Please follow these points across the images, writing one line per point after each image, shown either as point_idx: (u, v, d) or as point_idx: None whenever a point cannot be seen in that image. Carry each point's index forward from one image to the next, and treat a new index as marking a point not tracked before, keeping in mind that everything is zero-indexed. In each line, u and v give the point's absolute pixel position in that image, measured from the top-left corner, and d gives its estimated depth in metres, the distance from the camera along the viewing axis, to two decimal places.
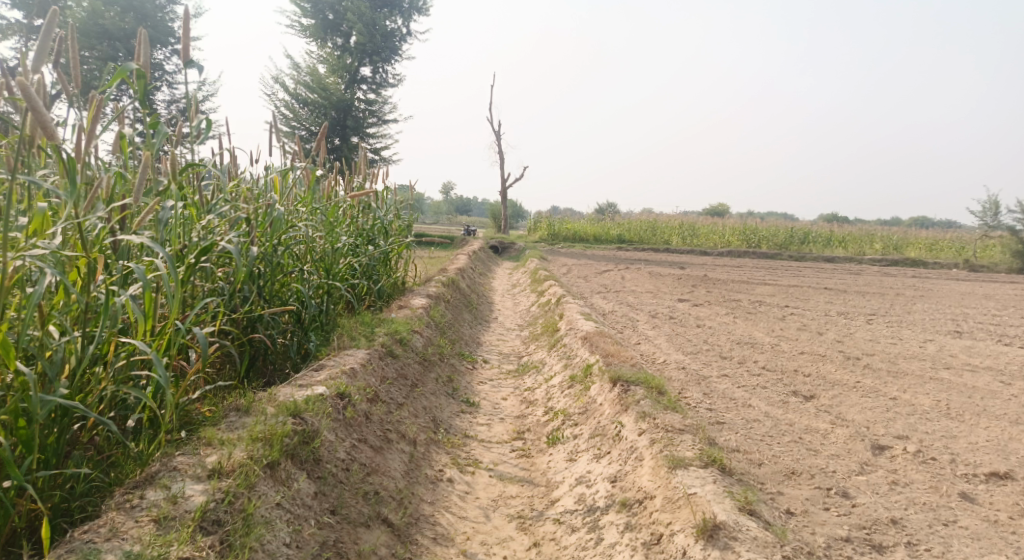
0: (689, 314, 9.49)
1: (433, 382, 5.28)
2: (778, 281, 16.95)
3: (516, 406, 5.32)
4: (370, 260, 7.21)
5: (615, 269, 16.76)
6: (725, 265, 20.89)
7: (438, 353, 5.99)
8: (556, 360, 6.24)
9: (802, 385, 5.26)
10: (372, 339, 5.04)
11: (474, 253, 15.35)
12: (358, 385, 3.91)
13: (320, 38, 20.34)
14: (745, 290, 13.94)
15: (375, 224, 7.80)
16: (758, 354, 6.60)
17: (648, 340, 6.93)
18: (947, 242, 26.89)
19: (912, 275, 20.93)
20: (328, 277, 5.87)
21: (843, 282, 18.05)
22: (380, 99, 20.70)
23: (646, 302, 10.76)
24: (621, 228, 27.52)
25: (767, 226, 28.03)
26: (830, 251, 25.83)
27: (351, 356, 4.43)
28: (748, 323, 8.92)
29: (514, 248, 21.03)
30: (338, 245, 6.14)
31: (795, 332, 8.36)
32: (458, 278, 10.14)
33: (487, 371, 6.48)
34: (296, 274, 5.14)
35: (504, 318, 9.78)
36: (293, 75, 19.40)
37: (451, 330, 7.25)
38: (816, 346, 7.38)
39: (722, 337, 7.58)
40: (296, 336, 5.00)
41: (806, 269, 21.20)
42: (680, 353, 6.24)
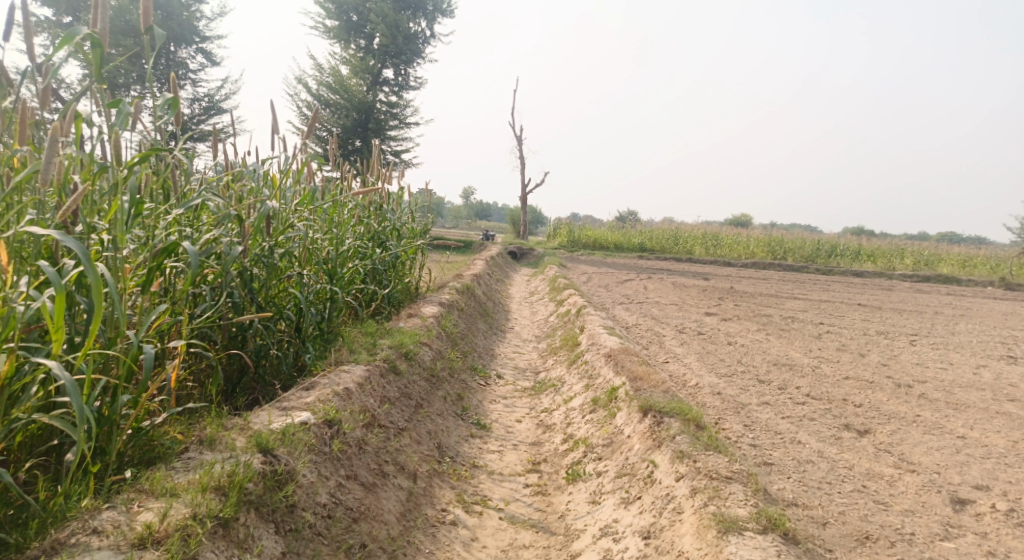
0: (718, 331, 8.89)
1: (440, 401, 4.77)
2: (807, 296, 16.23)
3: (532, 431, 4.79)
4: (379, 264, 6.76)
5: (637, 279, 16.17)
6: (750, 277, 20.22)
7: (447, 369, 5.48)
8: (577, 379, 5.70)
9: (853, 418, 4.68)
10: (374, 351, 4.57)
11: (491, 258, 14.84)
12: (352, 410, 3.41)
13: (343, 39, 20.04)
14: (774, 304, 13.30)
15: (385, 226, 7.32)
16: (798, 378, 6.01)
17: (677, 358, 6.37)
18: (981, 259, 25.93)
19: (946, 292, 20.06)
20: (330, 283, 5.43)
21: (874, 298, 17.27)
22: (402, 101, 20.34)
23: (672, 315, 10.17)
24: (643, 237, 26.92)
25: (794, 237, 27.24)
26: (858, 265, 25.03)
27: (348, 373, 3.95)
28: (783, 342, 8.31)
29: (533, 253, 20.50)
30: (342, 248, 5.73)
31: (835, 354, 7.74)
32: (474, 285, 9.64)
33: (500, 388, 5.96)
34: (293, 277, 4.74)
35: (521, 329, 9.25)
36: (316, 75, 19.11)
37: (463, 341, 6.73)
38: (860, 370, 6.76)
39: (757, 357, 6.99)
40: (292, 347, 4.59)
41: (835, 283, 20.46)
42: (713, 375, 5.68)
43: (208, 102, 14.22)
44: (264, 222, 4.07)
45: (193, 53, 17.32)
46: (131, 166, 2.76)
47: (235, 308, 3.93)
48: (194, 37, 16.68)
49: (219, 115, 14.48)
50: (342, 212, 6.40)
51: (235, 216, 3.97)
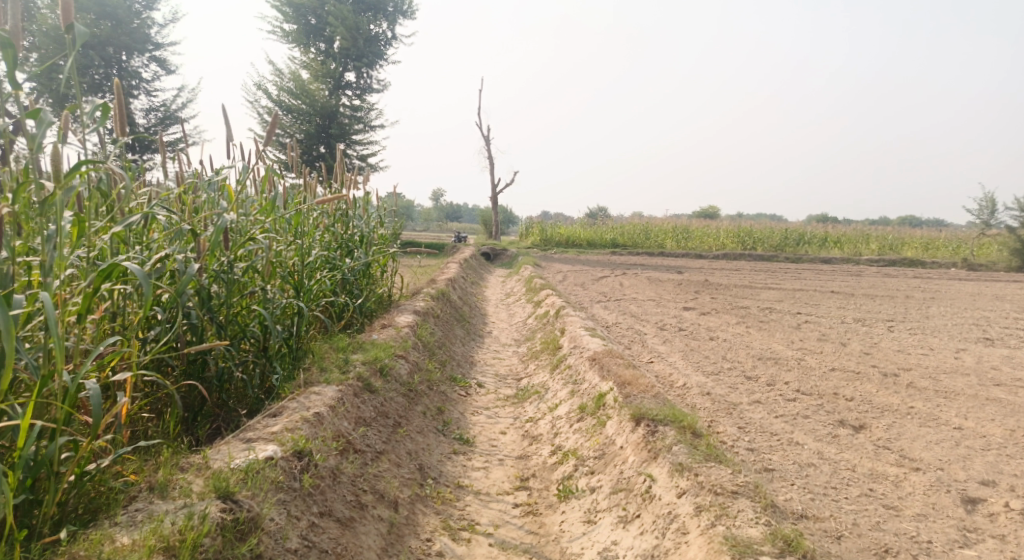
0: (699, 326, 8.76)
1: (419, 417, 4.52)
2: (780, 285, 16.25)
3: (517, 443, 4.57)
4: (348, 274, 6.49)
5: (611, 275, 16.04)
6: (722, 268, 20.26)
7: (425, 382, 5.23)
8: (561, 385, 5.48)
9: (848, 413, 4.54)
10: (346, 368, 4.32)
11: (464, 261, 14.58)
12: (324, 437, 3.15)
13: (303, 44, 19.61)
14: (750, 295, 13.25)
15: (353, 233, 7.03)
16: (785, 372, 5.87)
17: (662, 358, 6.20)
18: (944, 241, 26.37)
19: (913, 275, 20.32)
20: (297, 296, 5.15)
21: (846, 284, 17.37)
22: (366, 105, 19.96)
23: (650, 312, 10.02)
24: (614, 232, 26.87)
25: (763, 227, 27.43)
26: (826, 252, 25.29)
27: (319, 395, 3.69)
28: (764, 335, 8.19)
29: (506, 254, 20.28)
30: (308, 259, 5.46)
31: (817, 345, 7.65)
32: (448, 289, 9.38)
33: (481, 397, 5.72)
34: (256, 294, 4.47)
35: (498, 333, 9.02)
36: (276, 81, 18.65)
37: (441, 350, 6.47)
38: (845, 361, 6.65)
39: (741, 352, 6.84)
40: (257, 368, 4.32)
41: (806, 271, 20.60)
42: (700, 374, 5.51)
43: (165, 112, 13.77)
44: (219, 238, 3.79)
45: (147, 62, 16.76)
46: (64, 180, 2.46)
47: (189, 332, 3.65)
48: (147, 45, 16.17)
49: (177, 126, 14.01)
50: (307, 221, 6.10)
51: (188, 233, 3.68)
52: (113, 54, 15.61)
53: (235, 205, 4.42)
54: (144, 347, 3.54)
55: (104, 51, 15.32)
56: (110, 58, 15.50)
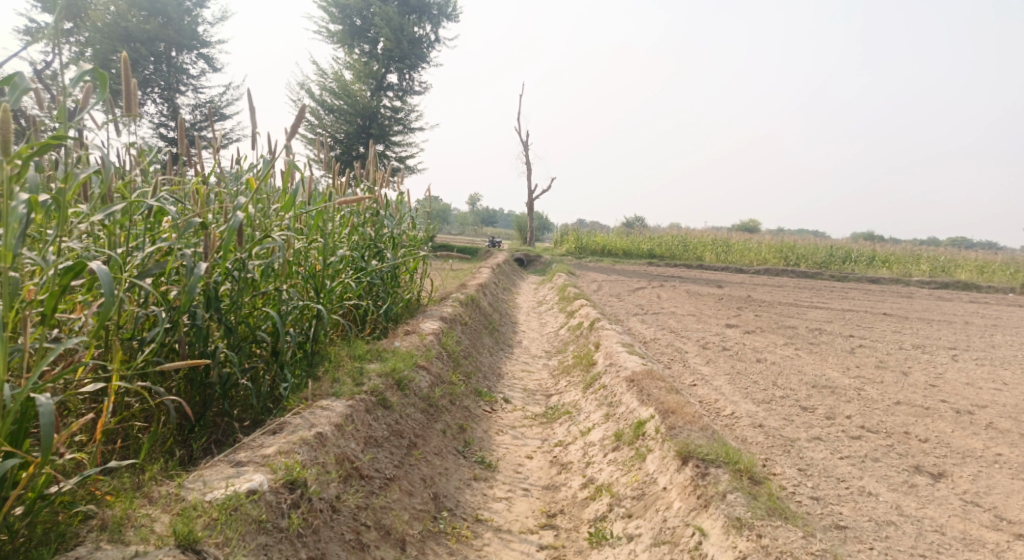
0: (744, 345, 8.18)
1: (438, 437, 4.11)
2: (826, 304, 15.45)
3: (545, 471, 4.12)
4: (374, 276, 6.12)
5: (649, 287, 15.45)
6: (764, 284, 19.50)
7: (448, 396, 4.82)
8: (594, 407, 5.01)
9: (923, 458, 3.98)
10: (361, 378, 3.92)
11: (496, 266, 14.15)
12: (324, 461, 2.75)
13: (347, 44, 19.47)
14: (796, 314, 12.56)
15: (381, 234, 6.65)
16: (844, 404, 5.30)
17: (706, 381, 5.66)
18: (1000, 265, 25.09)
19: (968, 299, 19.26)
20: (316, 298, 4.78)
21: (897, 306, 16.48)
22: (407, 107, 19.76)
23: (691, 328, 9.45)
24: (652, 243, 26.22)
25: (807, 243, 26.47)
26: (874, 271, 24.26)
27: (328, 409, 3.31)
28: (816, 359, 7.57)
29: (540, 260, 19.82)
30: (331, 258, 5.10)
31: (874, 373, 7.01)
32: (479, 296, 8.97)
33: (507, 415, 5.27)
34: (270, 294, 4.12)
35: (528, 343, 8.56)
36: (319, 80, 18.55)
37: (466, 361, 6.04)
38: (910, 393, 6.04)
39: (793, 377, 6.27)
40: (266, 375, 3.97)
41: (852, 290, 19.71)
42: (750, 402, 5.00)
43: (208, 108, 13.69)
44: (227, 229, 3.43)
45: (194, 58, 16.80)
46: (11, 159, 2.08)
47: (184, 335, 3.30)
48: (195, 40, 16.26)
49: (220, 122, 13.93)
50: (331, 219, 5.75)
51: (195, 223, 3.35)
52: (162, 50, 15.68)
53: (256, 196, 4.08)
54: (139, 350, 3.21)
55: (152, 47, 15.36)
56: (158, 53, 15.58)
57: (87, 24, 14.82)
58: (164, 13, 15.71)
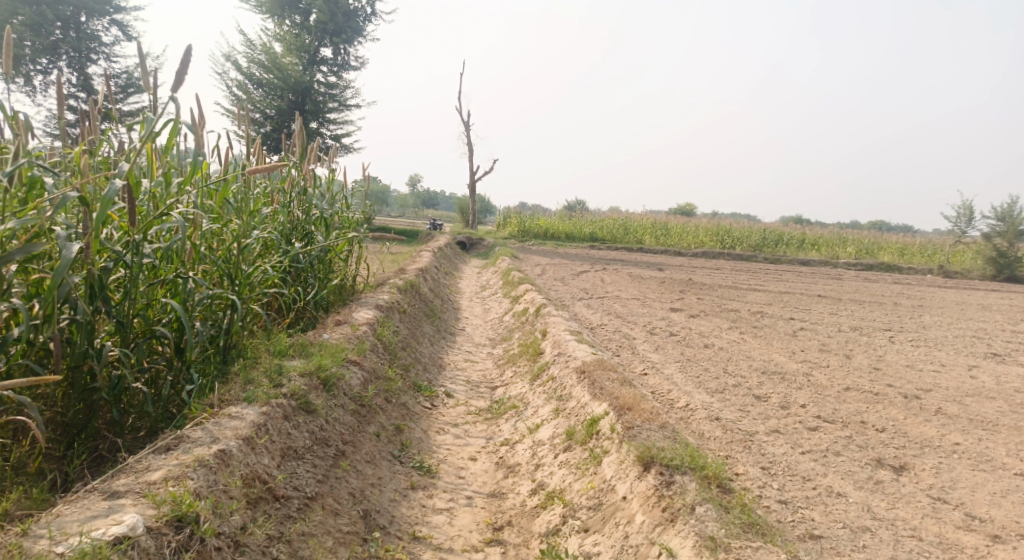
0: (690, 330, 8.02)
1: (371, 441, 3.72)
2: (765, 287, 15.58)
3: (490, 475, 3.79)
4: (301, 261, 5.63)
5: (592, 271, 15.26)
6: (703, 267, 19.63)
7: (383, 393, 4.43)
8: (542, 401, 4.69)
9: (884, 450, 3.81)
10: (280, 378, 3.48)
11: (437, 249, 13.67)
12: (220, 490, 2.42)
13: (277, 16, 18.45)
14: (737, 297, 12.57)
15: (310, 215, 6.13)
16: (797, 392, 5.13)
17: (657, 370, 5.42)
18: (921, 247, 26.07)
19: (893, 281, 19.87)
20: (231, 287, 4.31)
21: (830, 288, 16.77)
22: (342, 83, 18.94)
23: (636, 312, 9.24)
24: (593, 226, 26.16)
25: (742, 226, 26.89)
26: (805, 253, 24.84)
27: (239, 418, 2.89)
28: (762, 343, 7.46)
29: (481, 244, 19.40)
30: (248, 244, 4.60)
31: (820, 357, 6.93)
32: (419, 281, 8.52)
33: (449, 411, 4.90)
34: (171, 283, 3.67)
35: (471, 331, 8.18)
36: (247, 53, 17.54)
37: (404, 352, 5.62)
38: (859, 378, 5.95)
39: (743, 364, 6.10)
40: (167, 376, 3.54)
41: (787, 272, 20.06)
42: (703, 392, 4.77)
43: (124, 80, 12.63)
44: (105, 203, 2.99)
45: (109, 26, 15.56)
46: None
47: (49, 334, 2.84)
48: (109, 6, 15.02)
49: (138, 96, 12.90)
50: (250, 198, 5.22)
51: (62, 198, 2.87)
52: (71, 15, 14.36)
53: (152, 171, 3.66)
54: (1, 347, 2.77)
55: (60, 10, 14.04)
56: (68, 19, 14.28)
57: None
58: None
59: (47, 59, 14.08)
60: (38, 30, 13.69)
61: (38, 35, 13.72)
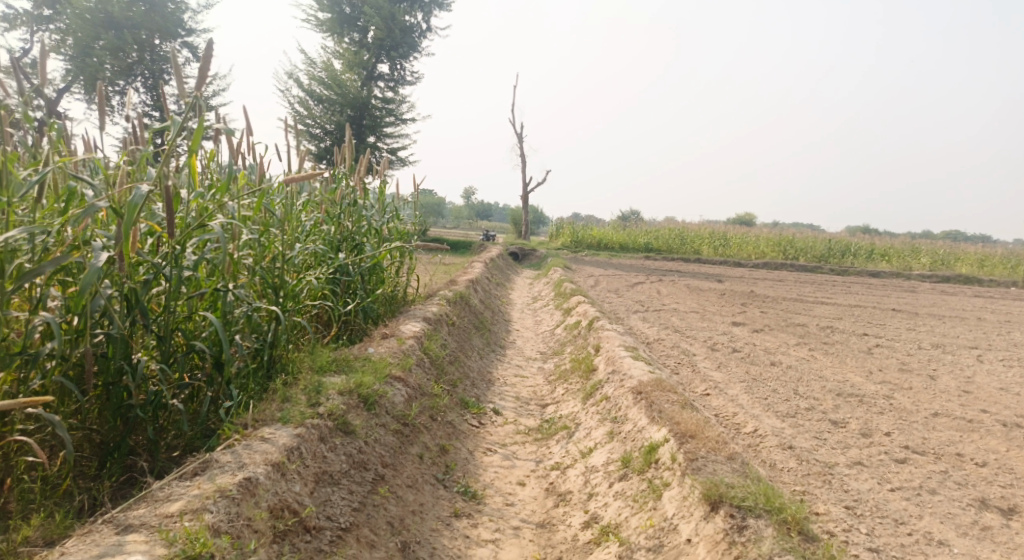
0: (754, 346, 7.56)
1: (413, 464, 3.48)
2: (833, 300, 14.81)
3: (539, 503, 3.50)
4: (347, 272, 5.48)
5: (648, 282, 14.82)
6: (765, 278, 18.89)
7: (427, 411, 4.20)
8: (596, 422, 4.38)
9: (986, 488, 3.36)
10: (319, 397, 3.27)
11: (489, 260, 13.49)
12: (240, 526, 2.21)
13: (337, 33, 18.71)
14: (803, 311, 11.93)
15: (359, 225, 5.99)
16: (877, 417, 4.67)
17: (721, 390, 5.03)
18: (1002, 258, 24.52)
19: (973, 294, 18.64)
20: (275, 299, 4.15)
21: (903, 301, 15.84)
22: (399, 97, 19.07)
23: (695, 327, 8.81)
24: (649, 236, 25.59)
25: (807, 237, 25.86)
26: (874, 265, 23.67)
27: (272, 442, 2.69)
28: (834, 362, 6.94)
29: (535, 255, 19.16)
30: (292, 257, 4.46)
31: (900, 378, 6.38)
32: (469, 292, 8.33)
33: (497, 430, 4.63)
34: (212, 294, 3.53)
35: (521, 344, 7.92)
36: (308, 70, 17.85)
37: (452, 367, 5.40)
38: (946, 402, 5.41)
39: (815, 384, 5.64)
40: (207, 392, 3.38)
41: (855, 285, 19.11)
42: (773, 417, 4.37)
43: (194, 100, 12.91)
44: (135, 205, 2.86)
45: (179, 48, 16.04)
46: None
47: (77, 350, 2.71)
48: (180, 29, 15.48)
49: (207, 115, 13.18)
50: (295, 211, 5.11)
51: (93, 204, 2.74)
52: (147, 40, 14.85)
53: (195, 177, 3.55)
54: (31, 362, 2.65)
55: (137, 34, 14.52)
56: (143, 43, 14.78)
57: (70, 12, 14.03)
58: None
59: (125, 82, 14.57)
60: (117, 55, 14.18)
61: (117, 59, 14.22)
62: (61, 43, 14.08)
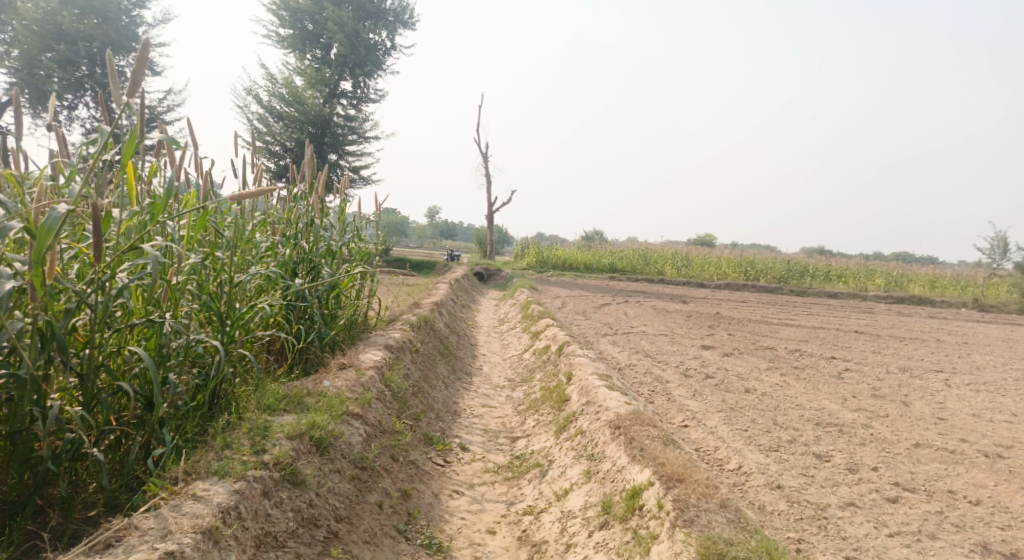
0: (726, 371, 7.38)
1: (371, 515, 3.15)
2: (797, 321, 14.85)
3: (510, 555, 3.21)
4: (302, 296, 5.12)
5: (614, 304, 14.66)
6: (728, 299, 18.95)
7: (388, 451, 3.86)
8: (570, 459, 4.10)
9: (986, 531, 3.16)
10: (265, 442, 2.93)
11: (454, 281, 13.19)
12: None
13: (298, 49, 18.31)
14: (770, 333, 11.87)
15: (318, 247, 5.63)
16: (861, 449, 4.47)
17: (699, 422, 4.80)
18: (953, 280, 25.13)
19: (929, 315, 18.96)
20: (219, 329, 3.78)
21: (864, 323, 15.99)
22: (362, 115, 18.74)
23: (666, 351, 8.61)
24: (613, 257, 25.58)
25: (767, 258, 26.16)
26: (832, 286, 24.02)
27: (206, 503, 2.37)
28: (809, 388, 6.78)
29: (500, 275, 18.92)
30: (241, 282, 4.09)
31: (875, 404, 6.24)
32: (434, 315, 7.99)
33: (464, 468, 4.31)
34: (145, 325, 3.18)
35: (488, 371, 7.61)
36: (268, 86, 17.42)
37: (416, 398, 5.06)
38: (926, 431, 5.27)
39: (793, 413, 5.45)
40: (135, 438, 3.01)
41: (816, 306, 19.29)
42: (756, 451, 4.15)
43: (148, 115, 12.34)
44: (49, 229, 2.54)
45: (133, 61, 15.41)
46: None
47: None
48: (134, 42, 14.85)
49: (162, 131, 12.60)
50: (246, 232, 4.74)
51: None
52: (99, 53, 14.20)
53: (132, 196, 3.22)
54: None
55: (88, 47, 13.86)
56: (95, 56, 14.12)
57: (16, 23, 13.32)
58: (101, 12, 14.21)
59: (75, 96, 13.90)
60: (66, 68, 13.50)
61: (66, 71, 13.54)
62: (6, 54, 13.38)
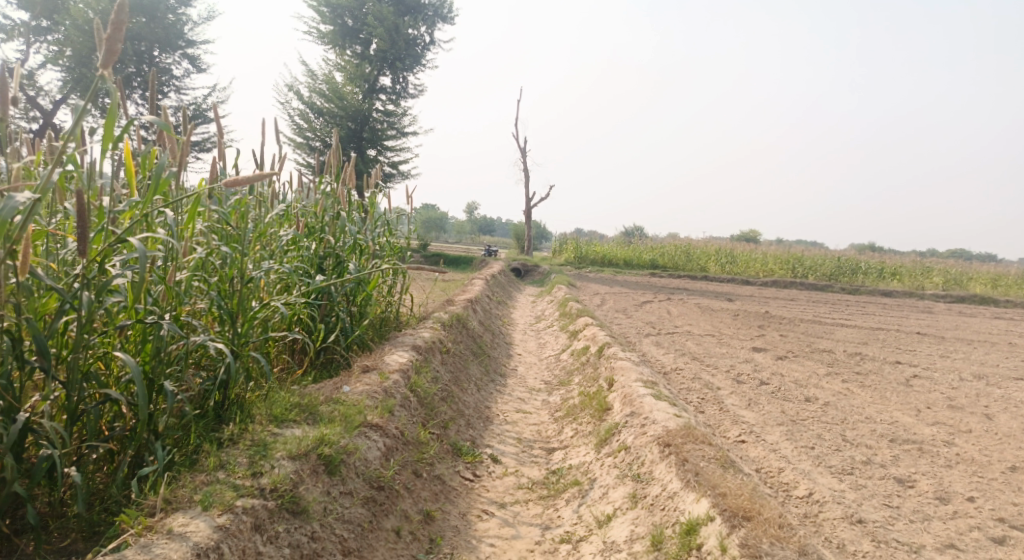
0: (781, 377, 6.79)
1: (385, 546, 2.77)
2: (852, 322, 14.02)
3: None
4: (323, 295, 4.74)
5: (656, 301, 14.04)
6: (775, 297, 18.13)
7: (410, 466, 3.47)
8: (613, 479, 3.65)
9: None
10: (263, 462, 2.56)
11: (490, 277, 12.76)
12: None
13: (338, 45, 18.09)
14: (825, 334, 11.14)
15: (344, 242, 5.24)
16: (948, 472, 3.91)
17: (758, 437, 4.29)
18: (1017, 278, 23.72)
19: (993, 315, 17.81)
20: (229, 330, 3.41)
21: (924, 323, 15.05)
22: (401, 110, 18.46)
23: (714, 353, 8.04)
24: (654, 253, 24.83)
25: (816, 254, 25.09)
26: (885, 284, 22.90)
27: (182, 543, 2.02)
28: (876, 397, 6.16)
29: (538, 271, 18.44)
30: (255, 278, 3.70)
31: (953, 417, 5.60)
32: (467, 313, 7.58)
33: (495, 484, 3.89)
34: (142, 326, 2.83)
35: (524, 372, 7.17)
36: (308, 82, 17.27)
37: (445, 404, 4.66)
38: (1019, 451, 4.65)
39: (863, 428, 4.88)
40: (125, 453, 2.67)
41: (870, 305, 18.30)
42: (828, 475, 3.63)
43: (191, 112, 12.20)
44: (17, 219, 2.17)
45: (178, 58, 15.32)
46: None
47: None
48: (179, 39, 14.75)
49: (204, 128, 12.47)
50: (265, 225, 4.36)
51: None
52: (144, 50, 14.10)
53: (130, 185, 2.91)
54: None
55: (136, 46, 13.84)
56: (141, 54, 14.02)
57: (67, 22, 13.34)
58: (148, 11, 14.15)
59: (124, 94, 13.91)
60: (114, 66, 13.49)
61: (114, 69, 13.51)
62: (59, 54, 13.39)
